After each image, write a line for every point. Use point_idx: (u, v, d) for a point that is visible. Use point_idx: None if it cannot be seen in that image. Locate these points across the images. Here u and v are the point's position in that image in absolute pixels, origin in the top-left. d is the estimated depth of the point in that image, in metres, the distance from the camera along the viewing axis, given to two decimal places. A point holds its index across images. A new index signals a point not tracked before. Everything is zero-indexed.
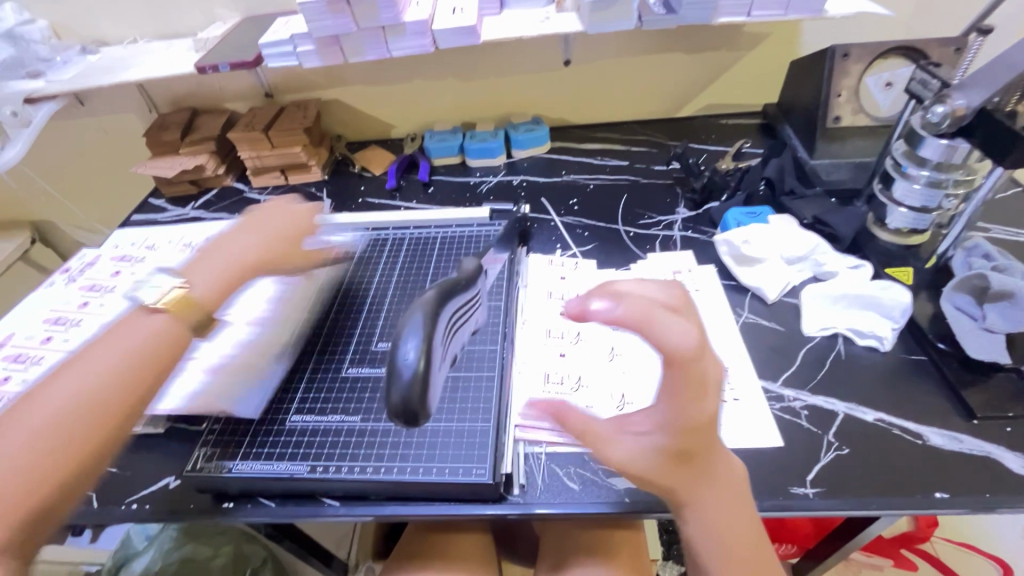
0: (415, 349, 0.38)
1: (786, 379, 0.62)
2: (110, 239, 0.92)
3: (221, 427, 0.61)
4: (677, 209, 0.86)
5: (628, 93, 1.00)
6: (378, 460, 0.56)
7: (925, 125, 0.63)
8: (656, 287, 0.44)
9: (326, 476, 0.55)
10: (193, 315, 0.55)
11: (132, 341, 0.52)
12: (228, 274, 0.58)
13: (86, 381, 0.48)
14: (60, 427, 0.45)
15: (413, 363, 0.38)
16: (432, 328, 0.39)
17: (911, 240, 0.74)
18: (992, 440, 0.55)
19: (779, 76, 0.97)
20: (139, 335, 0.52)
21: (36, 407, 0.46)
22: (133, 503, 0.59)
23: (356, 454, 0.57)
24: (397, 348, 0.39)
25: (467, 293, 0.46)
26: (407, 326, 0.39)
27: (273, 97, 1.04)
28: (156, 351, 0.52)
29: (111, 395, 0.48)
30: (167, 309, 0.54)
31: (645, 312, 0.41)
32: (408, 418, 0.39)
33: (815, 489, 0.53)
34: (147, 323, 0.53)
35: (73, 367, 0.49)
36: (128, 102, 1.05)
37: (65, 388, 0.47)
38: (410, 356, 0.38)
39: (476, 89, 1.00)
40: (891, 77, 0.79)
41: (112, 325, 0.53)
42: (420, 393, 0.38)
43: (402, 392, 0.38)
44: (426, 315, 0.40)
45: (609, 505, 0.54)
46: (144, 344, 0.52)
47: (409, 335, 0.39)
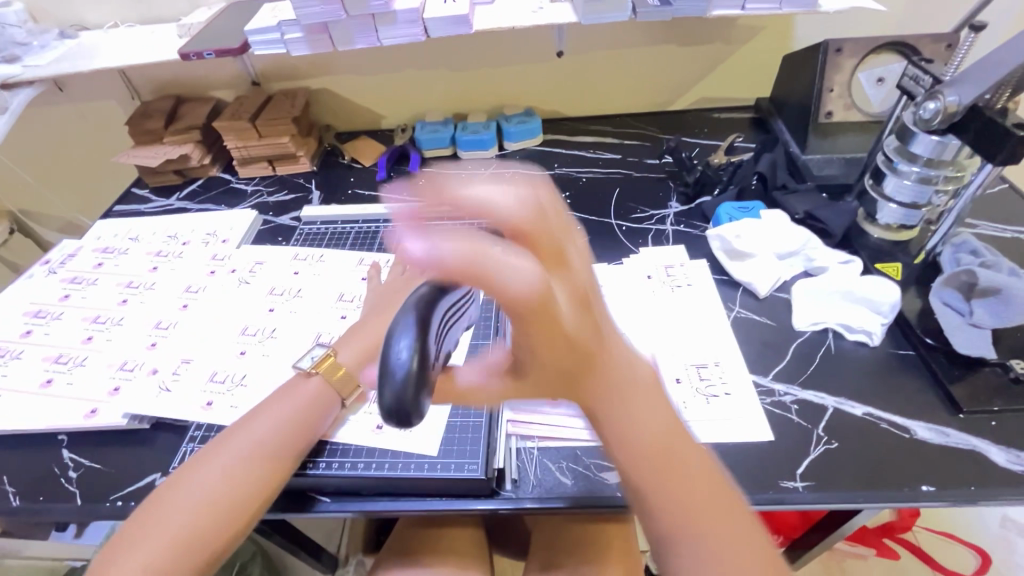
0: (410, 347, 0.37)
1: (777, 374, 0.62)
2: (92, 230, 0.90)
3: (207, 426, 0.62)
4: (670, 203, 0.86)
5: (621, 85, 1.00)
6: (367, 454, 0.56)
7: (917, 122, 0.64)
8: (499, 196, 0.35)
9: (317, 472, 0.55)
10: (340, 380, 0.58)
11: (294, 406, 0.56)
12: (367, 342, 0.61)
13: (249, 446, 0.52)
14: (237, 485, 0.50)
15: (407, 361, 0.37)
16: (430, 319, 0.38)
17: (901, 235, 0.74)
18: (978, 434, 0.55)
19: (771, 70, 0.97)
20: (301, 399, 0.56)
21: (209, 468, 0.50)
22: (117, 500, 0.58)
23: (346, 449, 0.57)
24: (391, 348, 0.38)
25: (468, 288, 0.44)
26: (402, 323, 0.38)
27: (260, 86, 1.02)
28: (304, 418, 0.55)
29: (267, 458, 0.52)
30: (320, 372, 0.58)
31: (472, 250, 0.33)
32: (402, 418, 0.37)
33: (805, 483, 0.53)
34: (307, 388, 0.57)
35: (252, 425, 0.54)
36: (109, 89, 1.02)
37: (238, 449, 0.52)
38: (405, 354, 0.37)
39: (468, 79, 0.99)
40: (883, 72, 0.78)
41: (282, 389, 0.57)
42: (417, 392, 0.37)
43: (398, 393, 0.37)
44: (420, 317, 0.38)
45: (602, 499, 0.53)
46: (299, 410, 0.55)
47: (402, 333, 0.38)
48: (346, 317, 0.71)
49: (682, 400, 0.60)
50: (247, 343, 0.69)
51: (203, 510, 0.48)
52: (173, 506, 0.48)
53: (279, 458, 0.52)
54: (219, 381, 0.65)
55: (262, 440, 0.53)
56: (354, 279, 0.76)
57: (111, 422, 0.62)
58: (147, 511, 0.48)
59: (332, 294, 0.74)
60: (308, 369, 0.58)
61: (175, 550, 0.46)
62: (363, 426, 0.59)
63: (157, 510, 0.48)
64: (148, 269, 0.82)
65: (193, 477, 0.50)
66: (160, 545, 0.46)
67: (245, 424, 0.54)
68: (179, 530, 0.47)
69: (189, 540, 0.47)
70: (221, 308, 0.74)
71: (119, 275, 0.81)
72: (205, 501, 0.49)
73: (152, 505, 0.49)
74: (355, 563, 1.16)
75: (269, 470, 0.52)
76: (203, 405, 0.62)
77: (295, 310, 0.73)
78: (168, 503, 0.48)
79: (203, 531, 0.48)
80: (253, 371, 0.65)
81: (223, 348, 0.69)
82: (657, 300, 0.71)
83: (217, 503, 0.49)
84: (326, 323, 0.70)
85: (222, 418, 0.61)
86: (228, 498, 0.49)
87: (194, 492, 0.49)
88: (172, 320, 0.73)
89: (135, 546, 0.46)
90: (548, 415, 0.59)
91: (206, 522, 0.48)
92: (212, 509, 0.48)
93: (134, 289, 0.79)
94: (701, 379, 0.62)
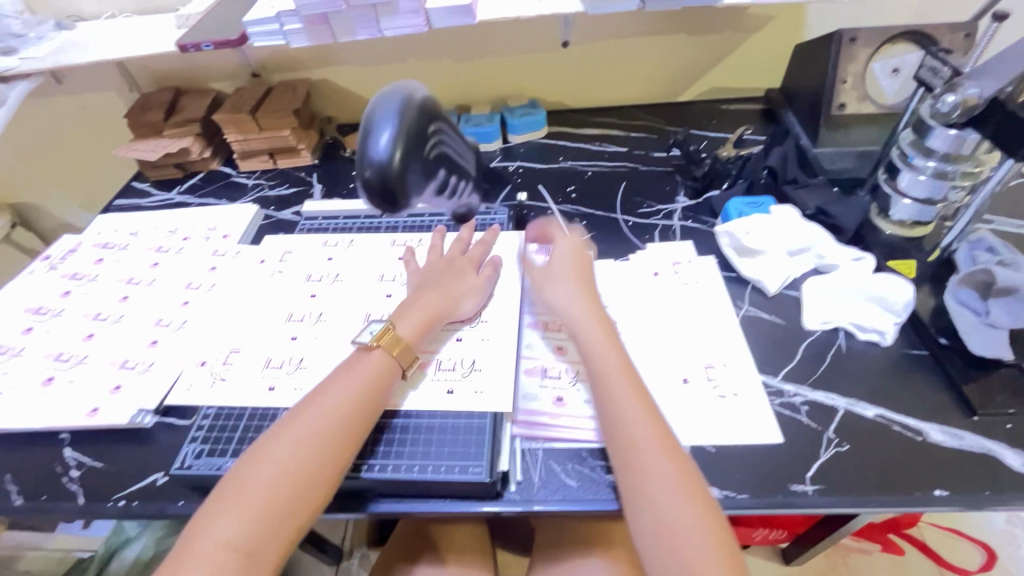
0: (387, 142, 0.55)
1: (787, 374, 0.61)
2: (92, 225, 0.89)
3: (210, 425, 0.59)
4: (677, 197, 0.84)
5: (627, 76, 0.98)
6: (389, 456, 0.55)
7: (935, 115, 0.62)
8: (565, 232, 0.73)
9: (366, 474, 0.54)
10: (402, 354, 0.58)
11: (361, 375, 0.56)
12: (422, 317, 0.62)
13: (323, 412, 0.53)
14: (313, 461, 0.50)
15: (386, 149, 0.55)
16: (406, 136, 0.56)
17: (915, 232, 0.72)
18: (992, 436, 0.54)
19: (782, 60, 0.94)
20: (366, 369, 0.56)
21: (291, 431, 0.51)
22: (120, 500, 0.57)
23: (405, 424, 0.57)
24: (372, 135, 0.55)
25: (448, 132, 0.65)
26: (383, 115, 0.56)
27: (260, 77, 1.01)
28: (372, 385, 0.55)
29: (343, 419, 0.52)
30: (381, 346, 0.58)
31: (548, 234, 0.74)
32: (385, 193, 0.56)
33: (815, 486, 0.52)
34: (369, 360, 0.57)
35: (325, 392, 0.54)
36: (108, 80, 1.01)
37: (315, 415, 0.52)
38: (383, 144, 0.55)
39: (472, 71, 0.97)
40: (898, 63, 0.76)
41: (345, 362, 0.57)
42: (395, 183, 0.56)
43: (378, 171, 0.55)
44: (398, 111, 0.56)
45: (607, 502, 0.53)
46: (366, 378, 0.56)
47: (382, 126, 0.55)
48: (392, 296, 0.70)
49: (689, 400, 0.59)
50: (248, 340, 0.68)
51: (281, 489, 0.48)
52: (251, 481, 0.48)
53: (349, 432, 0.52)
54: (221, 379, 0.64)
55: (332, 410, 0.53)
56: (392, 260, 0.76)
57: (112, 422, 0.62)
58: (226, 489, 0.48)
59: (372, 273, 0.74)
60: (369, 344, 0.58)
61: (257, 527, 0.46)
62: (434, 393, 0.59)
63: (236, 486, 0.48)
64: (149, 265, 0.81)
65: (267, 456, 0.50)
66: (245, 514, 0.46)
67: (311, 402, 0.54)
68: (260, 497, 0.47)
69: (269, 515, 0.47)
70: (224, 305, 0.73)
71: (121, 270, 0.81)
72: (282, 480, 0.48)
73: (228, 484, 0.49)
74: (359, 557, 1.17)
75: (346, 434, 0.52)
76: (207, 404, 0.62)
77: (331, 295, 0.72)
78: (248, 475, 0.48)
79: (282, 505, 0.47)
80: (255, 368, 0.64)
81: (272, 334, 0.68)
82: (665, 297, 0.69)
83: (297, 479, 0.49)
84: (374, 304, 0.70)
85: (289, 400, 0.60)
86: (304, 472, 0.49)
87: (270, 471, 0.49)
88: (174, 317, 0.73)
89: (218, 520, 0.46)
90: (555, 415, 0.58)
91: (285, 498, 0.48)
92: (289, 488, 0.48)
93: (135, 284, 0.78)
94: (708, 379, 0.60)
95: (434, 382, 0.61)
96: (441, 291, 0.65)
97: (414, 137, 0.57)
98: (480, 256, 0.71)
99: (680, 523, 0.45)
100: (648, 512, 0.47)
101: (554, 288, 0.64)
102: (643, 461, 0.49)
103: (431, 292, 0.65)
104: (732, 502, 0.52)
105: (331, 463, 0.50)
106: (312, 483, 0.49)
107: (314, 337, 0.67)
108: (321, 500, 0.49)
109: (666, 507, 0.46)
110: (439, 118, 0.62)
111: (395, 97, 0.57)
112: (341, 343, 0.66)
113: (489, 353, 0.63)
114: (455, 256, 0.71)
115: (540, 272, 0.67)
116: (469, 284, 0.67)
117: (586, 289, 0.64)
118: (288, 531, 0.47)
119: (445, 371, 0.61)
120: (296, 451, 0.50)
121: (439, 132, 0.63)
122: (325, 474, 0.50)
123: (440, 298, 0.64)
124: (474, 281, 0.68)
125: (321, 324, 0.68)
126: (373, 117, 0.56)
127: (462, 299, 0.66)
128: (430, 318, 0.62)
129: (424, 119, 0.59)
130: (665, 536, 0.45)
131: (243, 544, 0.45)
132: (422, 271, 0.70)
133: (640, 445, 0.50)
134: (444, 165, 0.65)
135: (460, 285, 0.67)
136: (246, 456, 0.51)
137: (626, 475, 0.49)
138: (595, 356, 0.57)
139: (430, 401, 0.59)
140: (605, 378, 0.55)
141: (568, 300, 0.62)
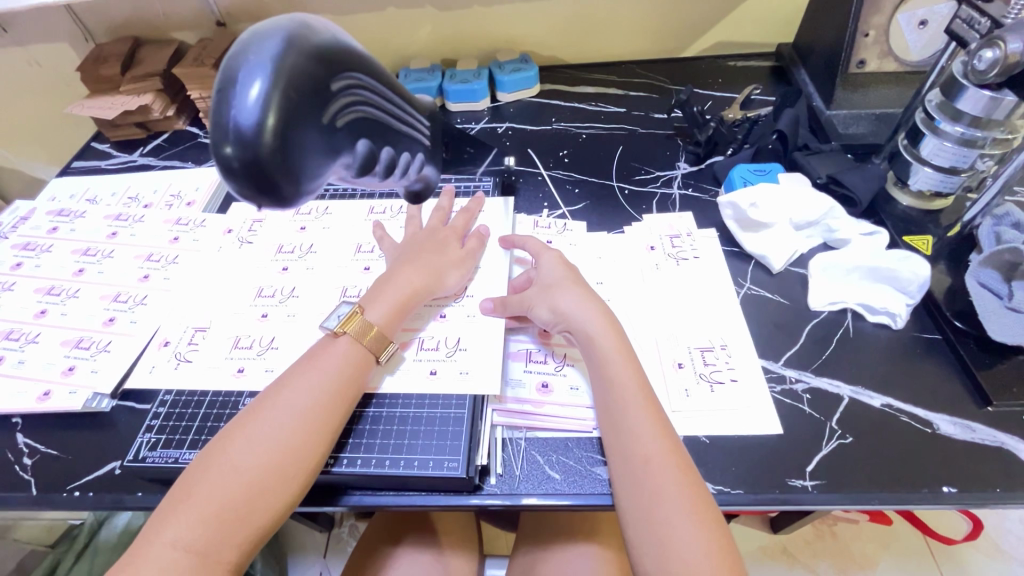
0: (259, 101, 0.35)
1: (789, 359, 0.57)
2: (46, 190, 0.83)
3: (166, 412, 0.55)
4: (677, 163, 0.78)
5: (628, 28, 0.89)
6: (363, 450, 0.51)
7: (970, 73, 0.56)
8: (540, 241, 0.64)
9: (336, 469, 0.50)
10: (368, 338, 0.53)
11: (331, 365, 0.51)
12: (398, 298, 0.56)
13: (293, 407, 0.48)
14: (277, 459, 0.45)
15: (255, 111, 0.35)
16: (292, 99, 0.37)
17: (933, 203, 0.68)
18: (1006, 429, 0.51)
19: (799, 9, 0.86)
20: (336, 359, 0.51)
21: (258, 425, 0.47)
22: (75, 490, 0.53)
23: (379, 414, 0.53)
24: (234, 90, 0.36)
25: (376, 88, 0.45)
26: (250, 58, 0.36)
27: (225, 26, 0.92)
28: (348, 378, 0.51)
29: (315, 415, 0.48)
30: (348, 332, 0.53)
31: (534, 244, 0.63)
32: (263, 182, 0.37)
33: (814, 482, 0.49)
34: (336, 348, 0.52)
35: (294, 384, 0.49)
36: (58, 28, 0.92)
37: (284, 410, 0.48)
38: (250, 104, 0.35)
39: (457, 20, 0.88)
40: (926, 15, 0.69)
41: (312, 350, 0.53)
42: (276, 165, 0.37)
43: (242, 148, 0.35)
44: (277, 49, 0.36)
45: (592, 497, 0.49)
46: (340, 371, 0.51)
47: (249, 75, 0.36)
48: (370, 269, 0.65)
49: (683, 387, 0.55)
50: (209, 318, 0.62)
51: (239, 488, 0.44)
52: (208, 478, 0.44)
53: (320, 426, 0.48)
54: (183, 360, 0.59)
55: (303, 406, 0.48)
56: (367, 228, 0.70)
57: (65, 408, 0.58)
58: (184, 484, 0.45)
59: (349, 245, 0.68)
60: (335, 330, 0.53)
61: (210, 530, 0.42)
62: (417, 375, 0.55)
63: (194, 482, 0.44)
64: (107, 234, 0.75)
65: (230, 451, 0.45)
66: (203, 514, 0.42)
67: (279, 392, 0.49)
68: (218, 498, 0.43)
69: (226, 514, 0.43)
70: (188, 278, 0.68)
71: (76, 240, 0.75)
72: (242, 476, 0.44)
73: (187, 479, 0.45)
74: (350, 525, 1.17)
75: (319, 431, 0.48)
76: (167, 387, 0.57)
77: (309, 270, 0.66)
78: (209, 470, 0.45)
79: (240, 504, 0.43)
80: (215, 348, 0.60)
81: (242, 312, 0.63)
82: (661, 274, 0.65)
83: (264, 478, 0.45)
84: (348, 278, 0.64)
85: (257, 386, 0.56)
86: (268, 470, 0.45)
87: (230, 468, 0.45)
88: (133, 293, 0.67)
89: (170, 520, 0.42)
90: (540, 403, 0.54)
91: (245, 497, 0.44)
92: (251, 487, 0.44)
93: (92, 257, 0.72)
94: (704, 365, 0.56)
95: (413, 367, 0.56)
96: (421, 267, 0.59)
97: (308, 93, 0.38)
98: (464, 226, 0.65)
99: (694, 546, 0.41)
100: (658, 539, 0.42)
101: (555, 300, 0.56)
102: (654, 483, 0.44)
103: (410, 267, 0.59)
104: (727, 498, 0.49)
105: (300, 461, 0.46)
106: (274, 482, 0.45)
107: (284, 315, 0.62)
108: (286, 501, 0.45)
109: (683, 531, 0.42)
110: (355, 63, 0.42)
111: (276, 30, 0.37)
112: (314, 321, 0.61)
113: (471, 332, 0.58)
114: (438, 227, 0.65)
115: (529, 293, 0.58)
116: (452, 258, 0.61)
117: (592, 297, 0.56)
118: (246, 533, 0.43)
119: (425, 352, 0.57)
120: (262, 449, 0.45)
121: (358, 86, 0.43)
122: (294, 475, 0.45)
123: (420, 274, 0.58)
124: (457, 253, 0.62)
125: (293, 301, 0.63)
126: (231, 61, 0.36)
127: (445, 274, 0.60)
128: (407, 297, 0.57)
129: (327, 68, 0.39)
130: (670, 563, 0.41)
131: (195, 545, 0.42)
132: (401, 244, 0.64)
133: (651, 466, 0.45)
134: (374, 135, 0.46)
135: (441, 259, 0.60)
136: (209, 450, 0.47)
137: (635, 499, 0.44)
138: (604, 372, 0.51)
139: (406, 385, 0.55)
140: (614, 393, 0.50)
141: (579, 310, 0.55)
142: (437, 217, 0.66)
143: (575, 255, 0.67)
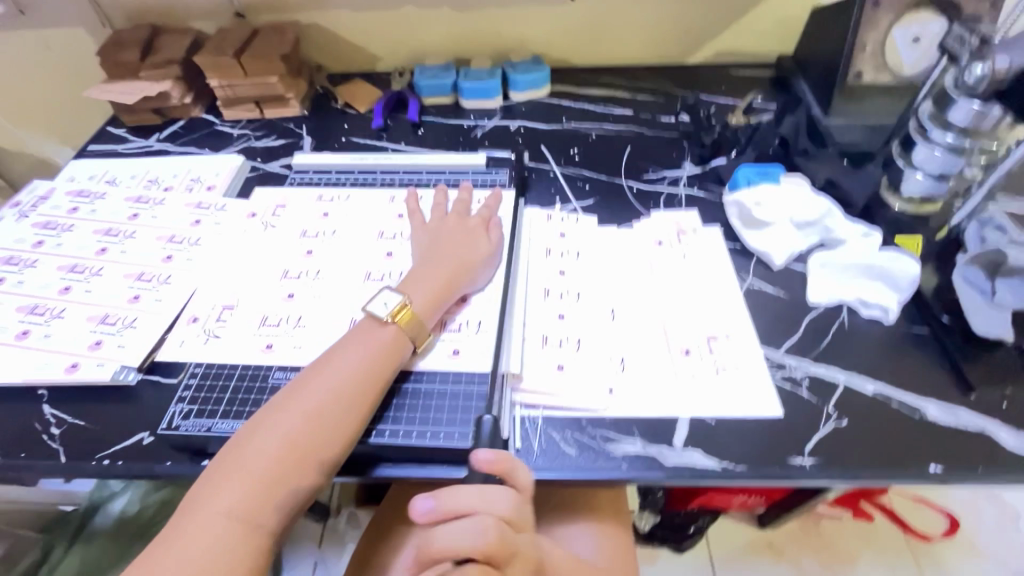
0: None
1: (788, 348, 0.61)
2: (65, 171, 0.84)
3: (197, 385, 0.58)
4: (684, 164, 0.82)
5: (636, 35, 0.93)
6: (391, 423, 0.54)
7: (959, 86, 0.62)
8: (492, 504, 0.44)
9: (367, 441, 0.53)
10: (415, 328, 0.56)
11: (371, 347, 0.54)
12: (438, 286, 0.60)
13: (335, 384, 0.51)
14: (318, 431, 0.48)
15: None
16: None
17: (923, 209, 0.71)
18: (988, 415, 0.55)
19: (798, 23, 0.91)
20: (377, 342, 0.54)
21: (301, 400, 0.49)
22: (104, 459, 0.55)
23: (408, 389, 0.57)
24: None
25: None
26: None
27: (244, 17, 0.94)
28: (385, 358, 0.54)
29: (354, 392, 0.51)
30: (396, 321, 0.56)
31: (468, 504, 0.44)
32: None
33: (812, 459, 0.53)
34: (381, 333, 0.55)
35: (335, 363, 0.52)
36: (78, 13, 0.93)
37: (326, 387, 0.50)
38: None
39: (473, 21, 0.91)
40: (920, 31, 0.73)
41: (356, 331, 0.55)
42: None
43: None
44: None
45: (606, 472, 0.52)
46: (378, 353, 0.54)
47: None
48: (392, 254, 0.68)
49: (691, 371, 0.58)
50: (234, 297, 0.65)
51: (286, 457, 0.46)
52: (252, 450, 0.46)
53: (358, 401, 0.50)
54: (212, 336, 0.61)
55: (343, 383, 0.51)
56: (389, 216, 0.72)
57: (92, 379, 0.59)
58: (231, 452, 0.47)
59: (371, 231, 0.70)
60: (386, 318, 0.55)
61: (259, 498, 0.44)
62: (440, 354, 0.59)
63: (240, 450, 0.47)
64: (128, 216, 0.76)
65: (273, 423, 0.48)
66: (250, 484, 0.45)
67: (321, 369, 0.52)
68: (266, 468, 0.45)
69: (272, 484, 0.45)
70: (213, 259, 0.69)
71: (98, 220, 0.76)
72: (289, 445, 0.47)
73: (230, 451, 0.47)
74: (348, 516, 1.18)
75: (357, 408, 0.50)
76: (197, 360, 0.60)
77: (334, 253, 0.68)
78: (254, 441, 0.47)
79: (286, 473, 0.46)
80: (240, 326, 0.62)
81: (268, 291, 0.65)
82: (668, 267, 0.68)
83: (307, 450, 0.47)
84: (372, 261, 0.67)
85: (286, 359, 0.58)
86: (312, 442, 0.47)
87: (275, 438, 0.47)
88: (157, 272, 0.69)
89: (220, 489, 0.45)
90: (553, 383, 0.57)
91: (291, 467, 0.46)
92: (296, 457, 0.46)
93: (114, 237, 0.74)
94: (711, 351, 0.60)
95: (439, 346, 0.59)
96: (451, 261, 0.62)
97: None
98: (487, 217, 0.68)
99: None
100: None
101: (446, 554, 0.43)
102: None
103: (442, 261, 0.62)
104: (732, 473, 0.52)
105: (339, 433, 0.49)
106: (318, 454, 0.47)
107: (311, 295, 0.64)
108: (327, 472, 0.48)
109: None
110: None
111: None
112: (339, 302, 0.63)
113: (491, 316, 0.61)
114: (465, 218, 0.68)
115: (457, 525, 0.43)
116: (481, 252, 0.64)
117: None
118: (288, 501, 0.46)
119: (448, 333, 0.60)
120: (304, 423, 0.48)
121: None
122: (333, 448, 0.48)
123: (452, 266, 0.62)
124: (485, 248, 0.65)
125: (318, 282, 0.65)
126: None
127: (476, 272, 0.63)
128: (446, 285, 0.60)
129: None
130: None
131: (244, 513, 0.44)
132: (428, 230, 0.67)
133: None
134: None
135: (476, 253, 0.64)
136: (252, 420, 0.49)
137: None
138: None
139: (433, 363, 0.58)
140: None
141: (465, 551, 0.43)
142: (455, 216, 0.68)
143: (584, 250, 0.70)
